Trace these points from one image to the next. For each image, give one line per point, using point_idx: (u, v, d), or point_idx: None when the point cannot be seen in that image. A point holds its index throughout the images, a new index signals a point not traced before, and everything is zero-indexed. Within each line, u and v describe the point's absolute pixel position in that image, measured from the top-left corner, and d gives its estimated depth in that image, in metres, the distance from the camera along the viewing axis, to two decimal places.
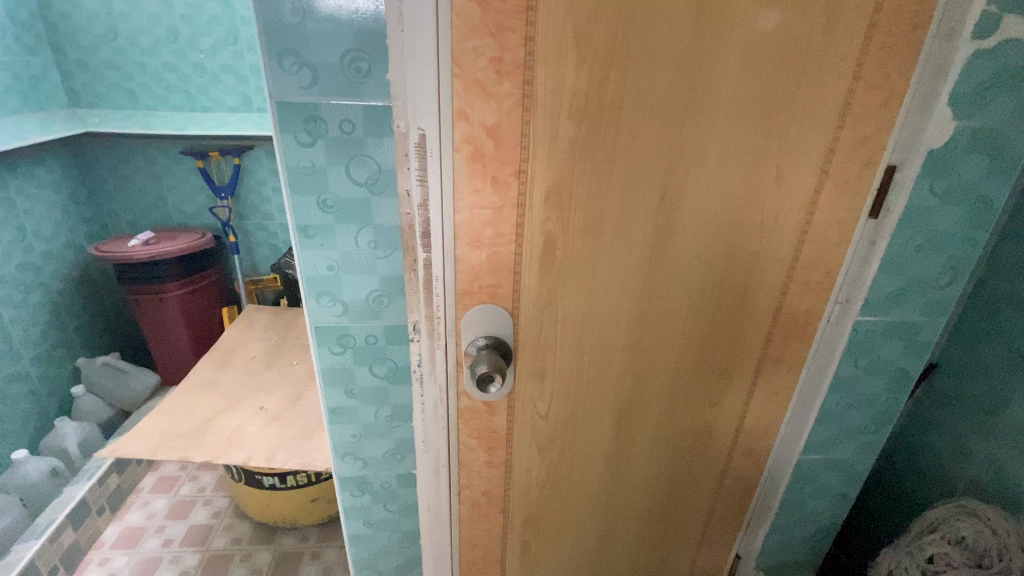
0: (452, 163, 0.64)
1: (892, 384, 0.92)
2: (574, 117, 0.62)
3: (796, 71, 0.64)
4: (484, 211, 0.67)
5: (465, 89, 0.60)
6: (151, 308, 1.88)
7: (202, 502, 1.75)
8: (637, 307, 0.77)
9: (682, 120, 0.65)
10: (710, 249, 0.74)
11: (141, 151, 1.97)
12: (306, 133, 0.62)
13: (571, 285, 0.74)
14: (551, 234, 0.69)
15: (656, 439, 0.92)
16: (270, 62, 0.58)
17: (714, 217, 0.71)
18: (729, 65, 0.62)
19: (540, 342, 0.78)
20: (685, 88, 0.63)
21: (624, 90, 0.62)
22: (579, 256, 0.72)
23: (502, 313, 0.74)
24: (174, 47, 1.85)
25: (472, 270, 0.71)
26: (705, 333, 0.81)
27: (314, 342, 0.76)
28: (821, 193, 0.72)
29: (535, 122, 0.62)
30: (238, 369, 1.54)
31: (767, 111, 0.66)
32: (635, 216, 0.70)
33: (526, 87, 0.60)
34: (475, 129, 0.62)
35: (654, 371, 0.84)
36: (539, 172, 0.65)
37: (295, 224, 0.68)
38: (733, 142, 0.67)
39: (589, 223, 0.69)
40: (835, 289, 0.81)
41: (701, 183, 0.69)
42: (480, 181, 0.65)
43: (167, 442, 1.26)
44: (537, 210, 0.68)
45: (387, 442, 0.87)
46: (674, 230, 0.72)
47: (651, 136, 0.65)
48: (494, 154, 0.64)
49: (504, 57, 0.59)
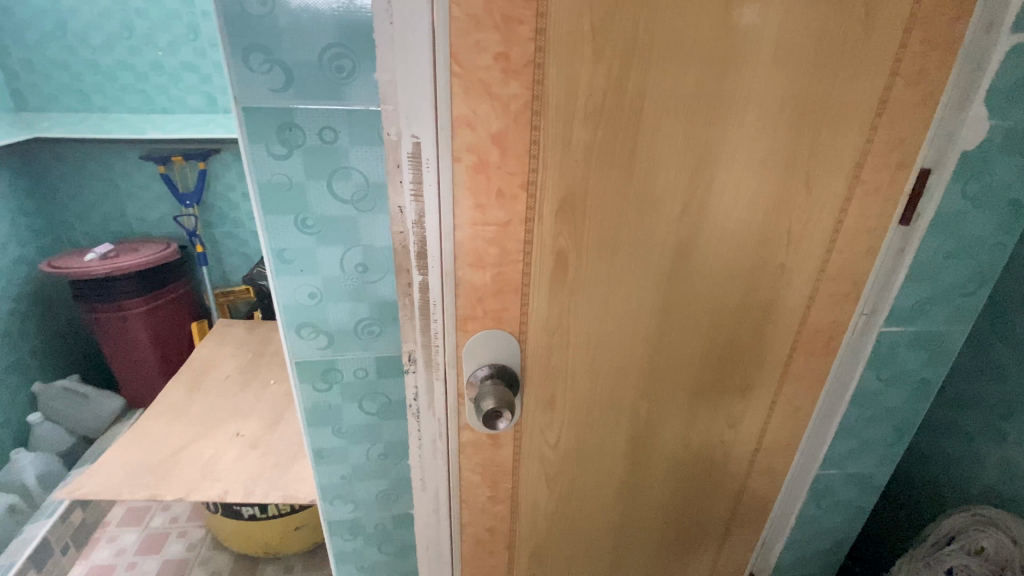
0: (451, 175, 0.56)
1: (913, 395, 0.88)
2: (591, 121, 0.55)
3: (830, 68, 0.58)
4: (487, 228, 0.59)
5: (467, 91, 0.52)
6: (113, 327, 1.75)
7: (177, 534, 1.63)
8: (654, 326, 0.70)
9: (708, 123, 0.58)
10: (735, 262, 0.67)
11: (97, 157, 1.82)
12: (280, 143, 0.54)
13: (583, 306, 0.66)
14: (562, 252, 0.62)
15: (671, 463, 0.85)
16: (235, 60, 0.50)
17: (740, 228, 0.65)
18: (760, 61, 0.56)
19: (549, 369, 0.70)
20: (712, 87, 0.56)
21: (646, 90, 0.55)
22: (593, 274, 0.64)
23: (509, 340, 0.67)
24: (129, 44, 1.71)
25: (475, 294, 0.63)
26: (726, 352, 0.75)
27: (296, 379, 0.68)
28: (851, 199, 0.66)
29: (546, 127, 0.55)
30: (210, 391, 1.42)
31: (799, 111, 0.59)
32: (655, 229, 0.63)
33: (536, 88, 0.53)
34: (478, 136, 0.54)
35: (671, 394, 0.77)
36: (551, 183, 0.58)
37: (269, 249, 0.60)
38: (762, 147, 0.60)
39: (605, 239, 0.62)
40: (861, 300, 0.76)
41: (726, 192, 0.62)
42: (484, 195, 0.57)
43: (133, 479, 1.15)
44: (547, 226, 0.60)
45: (381, 482, 0.80)
46: (697, 243, 0.65)
47: (675, 141, 0.58)
48: (500, 164, 0.56)
49: (511, 54, 0.51)
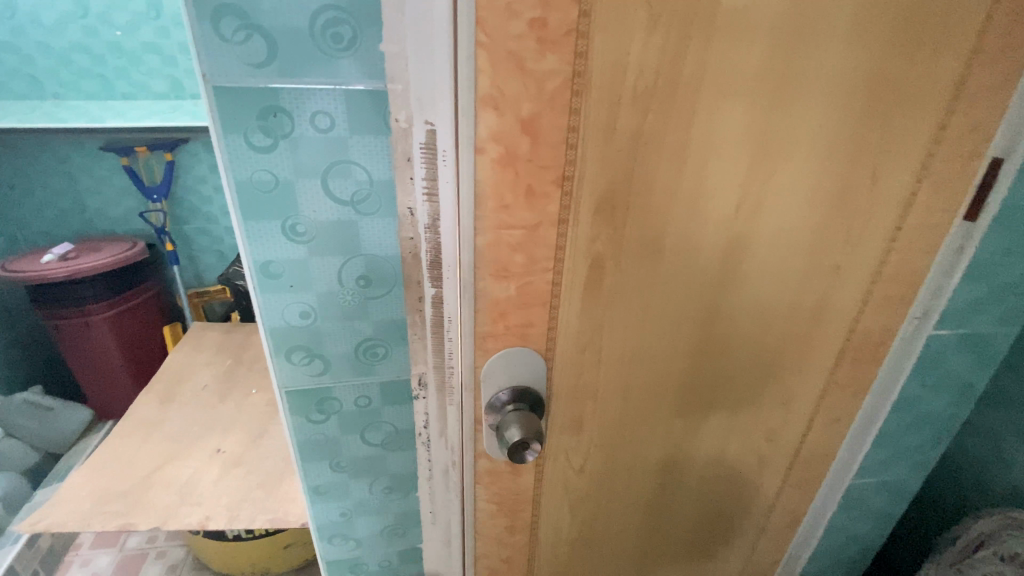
0: (473, 169, 0.46)
1: (955, 399, 0.81)
2: (640, 104, 0.46)
3: (913, 40, 0.49)
4: (513, 232, 0.50)
5: (495, 65, 0.42)
6: (77, 335, 1.61)
7: (155, 555, 1.52)
8: (696, 336, 0.62)
9: (772, 106, 0.49)
10: (787, 266, 0.59)
11: (49, 147, 1.64)
12: (263, 133, 0.44)
13: (619, 319, 0.58)
14: (599, 258, 0.53)
15: (702, 482, 0.78)
16: (204, 26, 0.39)
17: (797, 228, 0.57)
18: (836, 31, 0.47)
19: (578, 389, 0.62)
20: (781, 63, 0.48)
21: (704, 67, 0.46)
22: (632, 283, 0.56)
23: (535, 359, 0.58)
24: (84, 23, 1.54)
25: (496, 309, 0.54)
26: (769, 364, 0.67)
27: (286, 411, 0.59)
28: (917, 193, 0.58)
29: (588, 111, 0.45)
30: (187, 404, 1.30)
31: (873, 91, 0.51)
32: (703, 230, 0.55)
33: (578, 62, 0.43)
34: (505, 122, 0.44)
35: (708, 410, 0.70)
36: (589, 179, 0.48)
37: (252, 262, 0.50)
38: (829, 132, 0.52)
39: (646, 242, 0.53)
40: (915, 304, 0.67)
41: (788, 185, 0.54)
42: (511, 192, 0.48)
43: (104, 505, 1.03)
44: (583, 228, 0.51)
45: (385, 518, 0.71)
46: (749, 245, 0.57)
47: (735, 127, 0.49)
48: (531, 156, 0.46)
49: (550, 20, 0.41)
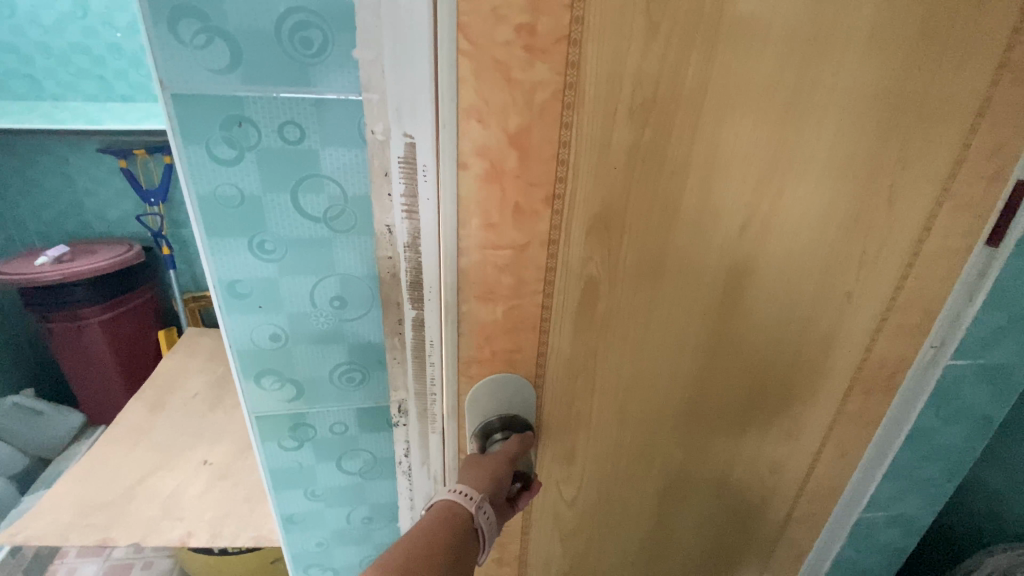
0: (455, 187, 0.43)
1: (972, 434, 0.74)
2: (637, 117, 0.42)
3: (935, 53, 0.45)
4: (500, 252, 0.46)
5: (479, 75, 0.39)
6: (70, 338, 1.58)
7: (141, 565, 1.47)
8: (697, 363, 0.58)
9: (783, 122, 0.46)
10: (795, 292, 0.56)
11: (47, 148, 1.62)
12: (226, 144, 0.41)
13: (614, 346, 0.54)
14: (592, 281, 0.49)
15: (703, 513, 0.73)
16: (160, 28, 0.36)
17: (805, 252, 0.53)
18: (852, 41, 0.44)
19: (569, 418, 0.58)
20: (794, 74, 0.44)
21: (709, 78, 0.42)
22: (627, 309, 0.52)
23: (523, 386, 0.54)
24: (83, 25, 1.53)
25: (482, 333, 0.50)
26: (774, 394, 0.63)
27: (257, 436, 0.56)
28: (937, 216, 0.54)
29: (580, 125, 0.42)
30: (174, 412, 1.14)
31: (892, 106, 0.47)
32: (706, 252, 0.51)
33: (569, 73, 0.40)
34: (491, 136, 0.41)
35: (708, 441, 0.66)
36: (581, 198, 0.45)
37: (217, 280, 0.47)
38: (843, 150, 0.48)
39: (643, 265, 0.50)
40: (932, 333, 0.62)
41: (798, 204, 0.50)
42: (497, 211, 0.44)
43: (85, 517, 0.89)
44: (575, 249, 0.47)
45: (366, 548, 0.68)
46: (754, 269, 0.53)
47: (742, 143, 0.46)
48: (519, 171, 0.43)
49: (539, 26, 0.38)
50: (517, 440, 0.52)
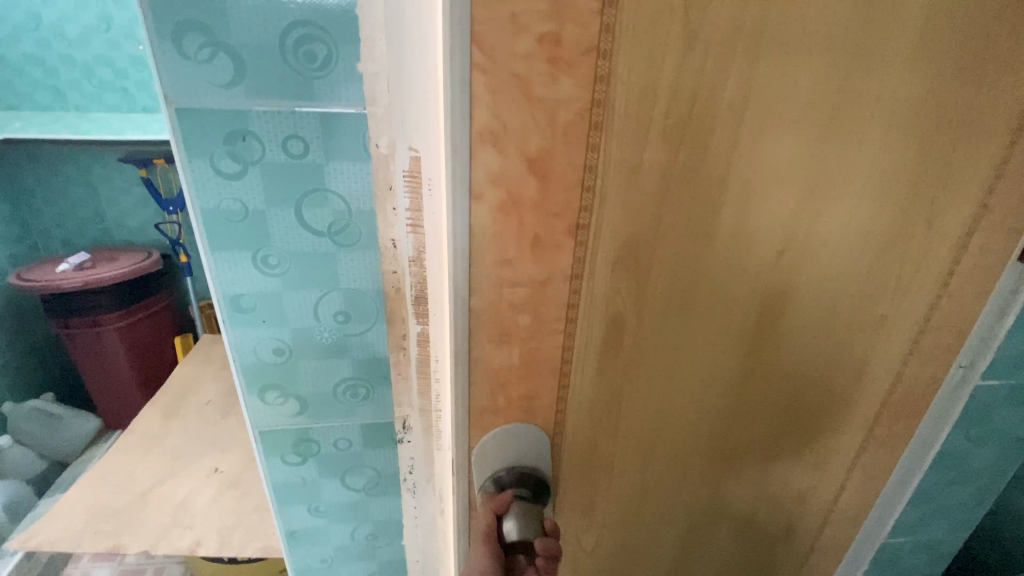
0: (467, 217, 0.39)
1: (1003, 455, 0.70)
2: (672, 136, 0.40)
3: (981, 64, 0.43)
4: (518, 290, 0.43)
5: (496, 91, 0.35)
6: (88, 344, 1.60)
7: (153, 571, 1.47)
8: (730, 388, 0.56)
9: (824, 138, 0.44)
10: (830, 314, 0.53)
11: (71, 157, 1.67)
12: (230, 158, 0.41)
13: (640, 382, 0.52)
14: (618, 317, 0.47)
15: (727, 543, 0.70)
16: (163, 44, 0.36)
17: (841, 274, 0.51)
18: (900, 53, 0.42)
19: (592, 467, 0.56)
20: (840, 88, 0.42)
21: (750, 94, 0.40)
22: (654, 336, 0.50)
23: (537, 434, 0.51)
24: (107, 38, 1.58)
25: (497, 380, 0.47)
26: (807, 420, 0.60)
27: (262, 452, 0.56)
28: (973, 235, 0.51)
29: (609, 147, 0.39)
30: (187, 420, 1.14)
31: (936, 122, 0.45)
32: (741, 274, 0.49)
33: (598, 88, 0.36)
34: (510, 161, 0.37)
35: (737, 468, 0.63)
36: (608, 226, 0.42)
37: (221, 294, 0.46)
38: (884, 168, 0.46)
39: (674, 292, 0.48)
40: (960, 354, 0.59)
41: (838, 224, 0.48)
42: (515, 247, 0.41)
43: (96, 525, 0.88)
44: (601, 283, 0.44)
45: (370, 565, 0.67)
46: (792, 293, 0.51)
47: (784, 162, 0.44)
48: (538, 202, 0.39)
49: (564, 36, 0.34)
50: (489, 499, 0.49)
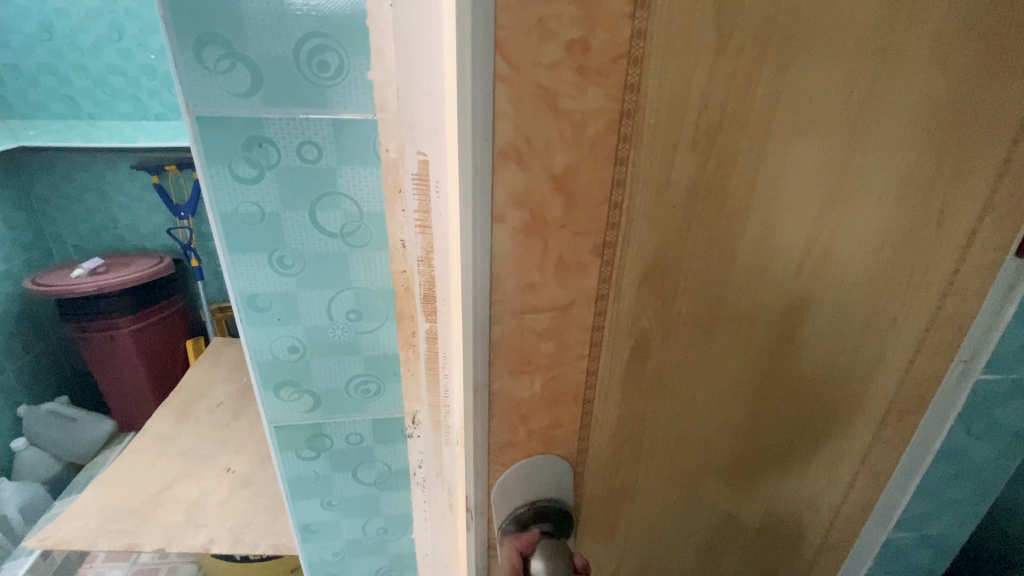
0: (488, 243, 0.35)
1: (1005, 449, 0.71)
2: (704, 145, 0.35)
3: (1005, 51, 0.38)
4: (539, 315, 0.39)
5: (520, 106, 0.31)
6: (102, 347, 1.62)
7: (167, 570, 1.49)
8: (747, 412, 0.51)
9: (851, 140, 0.39)
10: (844, 332, 0.48)
11: (85, 165, 1.71)
12: (247, 164, 0.43)
13: (666, 408, 0.47)
14: (644, 335, 0.42)
15: (740, 570, 0.65)
16: (184, 56, 0.38)
17: (861, 284, 0.46)
18: (927, 44, 0.36)
19: (616, 489, 0.51)
20: (865, 86, 0.37)
21: (782, 97, 0.35)
22: (680, 355, 0.45)
23: (555, 462, 0.46)
24: (119, 47, 1.61)
25: (517, 421, 0.43)
26: (815, 443, 0.55)
27: (276, 447, 0.57)
28: (978, 231, 0.45)
29: (637, 159, 0.35)
30: (199, 421, 1.16)
31: (954, 121, 0.40)
32: (763, 292, 0.44)
33: (628, 97, 0.32)
34: (532, 179, 0.34)
35: (750, 493, 0.57)
36: (634, 243, 0.38)
37: (238, 294, 0.48)
38: (904, 169, 0.41)
39: (697, 316, 0.43)
40: (967, 343, 0.56)
41: (859, 232, 0.43)
42: (538, 267, 0.37)
43: (112, 523, 0.90)
44: (626, 304, 0.40)
45: (381, 559, 0.69)
46: (811, 306, 0.46)
47: (808, 171, 0.39)
48: (564, 220, 0.35)
49: (593, 42, 0.30)
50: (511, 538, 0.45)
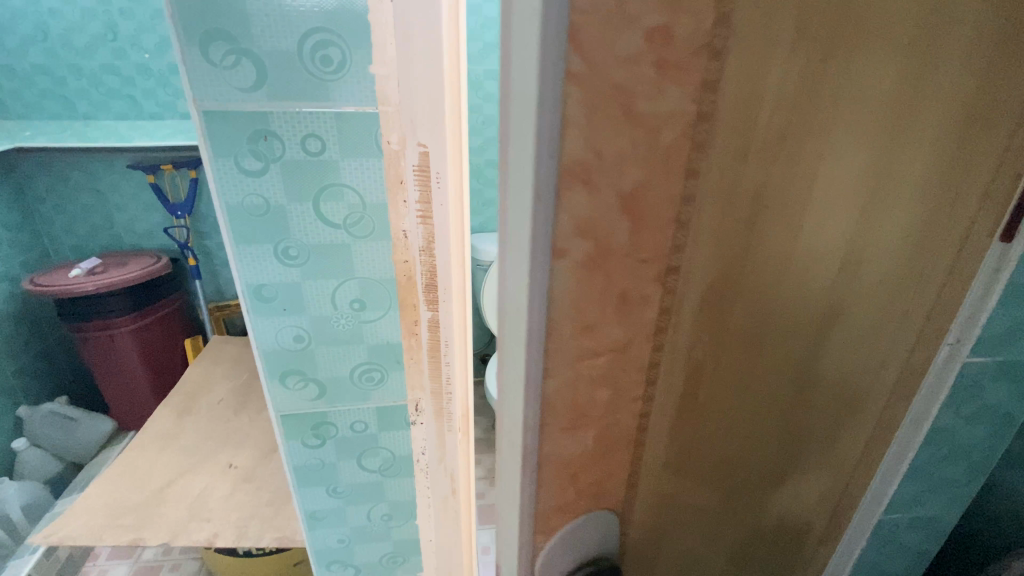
0: (547, 278, 0.31)
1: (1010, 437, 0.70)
2: (766, 152, 0.31)
3: None
4: (598, 361, 0.35)
5: (592, 114, 0.27)
6: (100, 347, 1.62)
7: (170, 567, 1.49)
8: (770, 435, 0.45)
9: (890, 134, 0.33)
10: (869, 344, 0.43)
11: (81, 165, 1.71)
12: (253, 156, 0.44)
13: (708, 438, 0.43)
14: (698, 366, 0.39)
15: None
16: (191, 51, 0.39)
17: (891, 293, 0.40)
18: (971, 21, 0.31)
19: (657, 534, 0.48)
20: (909, 73, 0.31)
21: (820, 90, 0.30)
22: (729, 379, 0.40)
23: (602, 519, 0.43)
24: (113, 47, 1.61)
25: (567, 467, 0.39)
26: (833, 456, 0.49)
27: (283, 435, 0.59)
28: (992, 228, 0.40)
29: (711, 170, 0.30)
30: (201, 416, 1.17)
31: (994, 105, 0.34)
32: (791, 307, 0.38)
33: (705, 97, 0.28)
34: (600, 203, 0.29)
35: (768, 513, 0.51)
36: (698, 270, 0.34)
37: (245, 284, 0.50)
38: (941, 164, 0.35)
39: (745, 338, 0.39)
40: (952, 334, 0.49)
41: (893, 237, 0.37)
42: (599, 305, 0.33)
43: (117, 519, 0.91)
44: (684, 337, 0.37)
45: (386, 545, 0.70)
46: (841, 320, 0.40)
47: (842, 172, 0.33)
48: (629, 248, 0.31)
49: (676, 32, 0.26)
50: None
